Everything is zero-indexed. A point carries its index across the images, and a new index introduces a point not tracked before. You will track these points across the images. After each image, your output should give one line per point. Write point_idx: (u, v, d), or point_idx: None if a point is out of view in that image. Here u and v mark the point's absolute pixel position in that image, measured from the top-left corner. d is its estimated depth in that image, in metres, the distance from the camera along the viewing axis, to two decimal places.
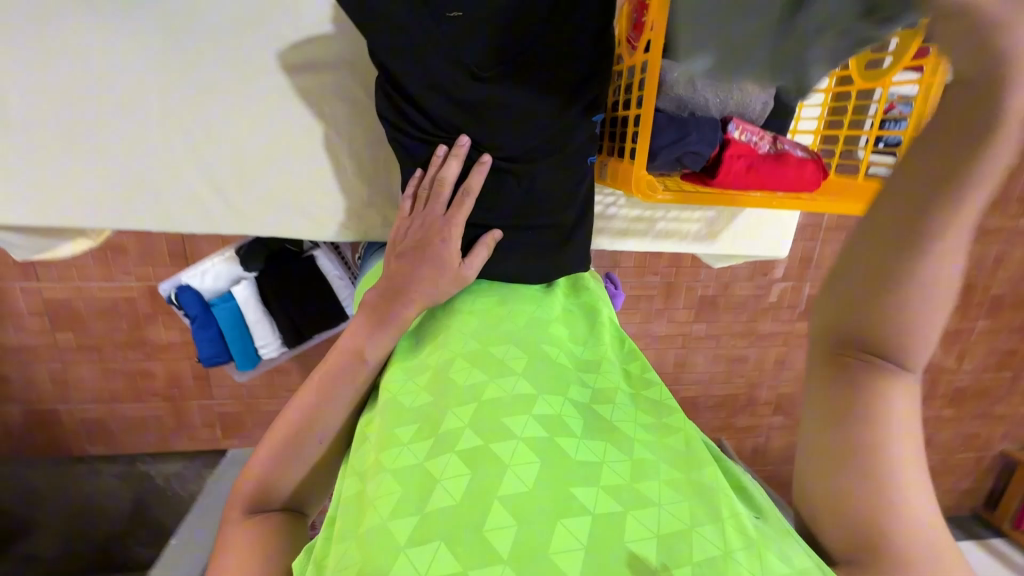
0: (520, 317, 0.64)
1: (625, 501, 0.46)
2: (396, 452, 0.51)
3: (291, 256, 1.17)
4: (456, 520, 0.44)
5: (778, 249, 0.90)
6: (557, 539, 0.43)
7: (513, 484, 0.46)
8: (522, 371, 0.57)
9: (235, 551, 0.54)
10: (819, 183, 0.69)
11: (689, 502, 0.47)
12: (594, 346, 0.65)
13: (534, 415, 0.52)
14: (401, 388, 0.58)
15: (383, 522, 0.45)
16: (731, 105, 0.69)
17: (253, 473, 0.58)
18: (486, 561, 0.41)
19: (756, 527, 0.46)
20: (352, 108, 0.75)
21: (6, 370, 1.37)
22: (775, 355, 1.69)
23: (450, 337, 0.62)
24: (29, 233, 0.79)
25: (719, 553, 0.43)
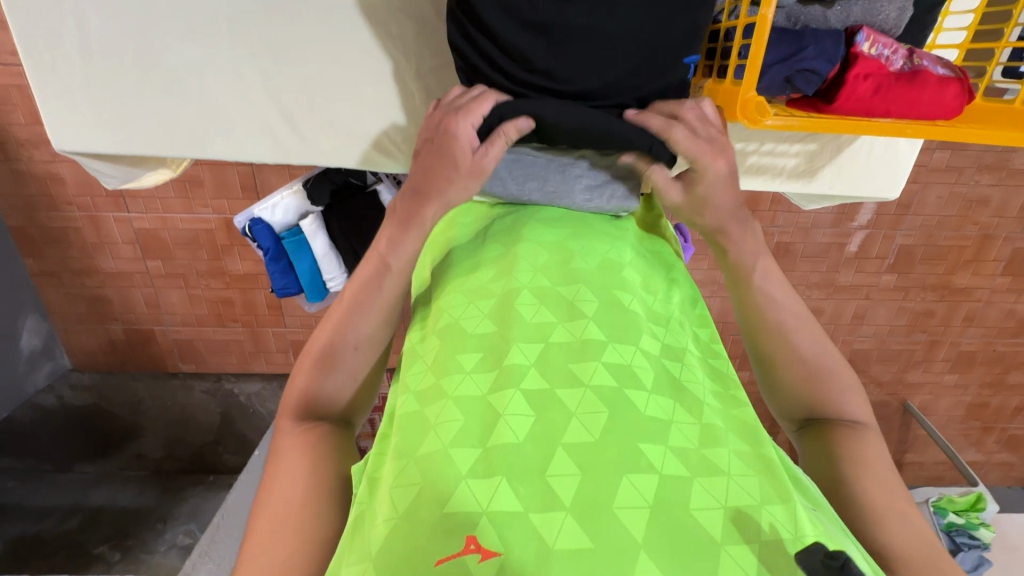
0: (594, 254, 0.57)
1: (695, 468, 0.41)
2: (459, 380, 0.46)
3: (356, 190, 1.17)
4: (518, 459, 0.40)
5: (889, 188, 0.79)
6: (623, 495, 0.39)
7: (580, 434, 0.42)
8: (593, 313, 0.51)
9: (281, 470, 0.53)
10: (959, 110, 0.59)
11: (760, 479, 0.42)
12: (667, 302, 0.58)
13: (603, 360, 0.47)
14: (464, 310, 0.52)
15: (442, 447, 0.41)
16: (857, 13, 0.57)
17: (293, 393, 0.57)
18: (549, 507, 0.38)
19: (821, 522, 0.42)
20: (420, 27, 0.70)
21: (109, 293, 1.51)
22: (855, 309, 1.56)
23: (521, 264, 0.55)
24: (117, 162, 0.82)
25: (792, 537, 0.38)
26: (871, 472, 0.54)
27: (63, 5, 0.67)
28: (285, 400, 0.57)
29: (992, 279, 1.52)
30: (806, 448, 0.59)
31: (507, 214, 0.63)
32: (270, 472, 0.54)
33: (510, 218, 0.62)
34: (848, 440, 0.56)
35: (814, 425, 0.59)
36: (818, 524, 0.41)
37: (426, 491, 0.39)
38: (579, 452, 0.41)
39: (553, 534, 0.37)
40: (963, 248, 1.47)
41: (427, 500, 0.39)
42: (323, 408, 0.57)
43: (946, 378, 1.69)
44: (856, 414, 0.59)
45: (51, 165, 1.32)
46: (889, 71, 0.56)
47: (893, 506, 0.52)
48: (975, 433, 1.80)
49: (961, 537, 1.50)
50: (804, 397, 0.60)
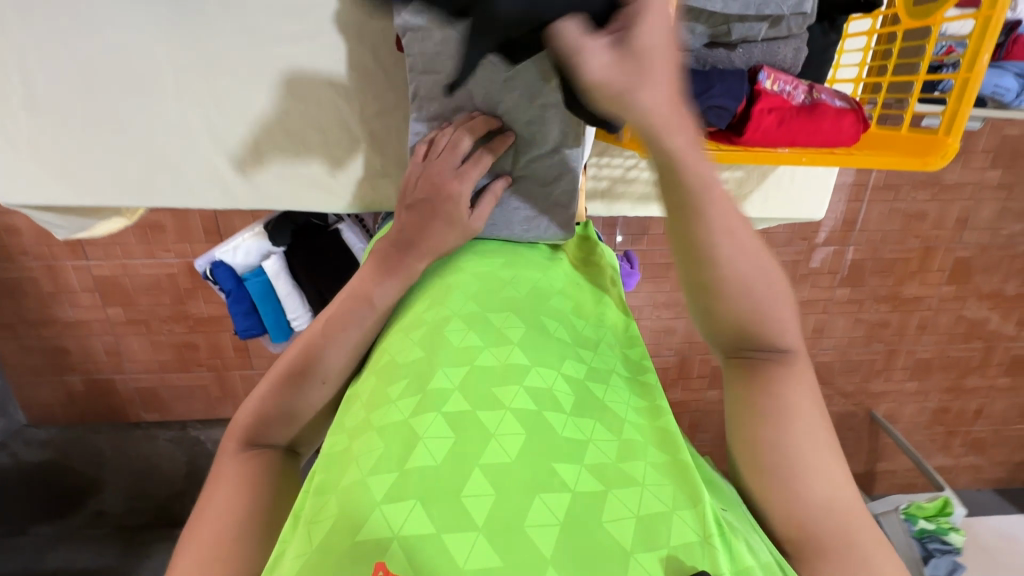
0: (522, 282, 0.60)
1: (610, 481, 0.43)
2: (384, 410, 0.48)
3: (317, 230, 1.19)
4: (434, 482, 0.41)
5: (814, 210, 0.85)
6: (536, 514, 0.40)
7: (496, 456, 0.43)
8: (517, 341, 0.53)
9: (226, 482, 0.51)
10: (857, 137, 0.64)
11: (674, 487, 0.44)
12: (598, 325, 0.60)
13: (524, 384, 0.49)
14: (397, 343, 0.54)
15: (362, 475, 0.42)
16: (757, 54, 0.63)
17: (251, 409, 0.55)
18: (462, 526, 0.39)
19: (730, 519, 0.44)
20: (361, 76, 0.73)
21: (67, 343, 1.47)
22: (813, 323, 1.62)
23: (451, 295, 0.57)
24: (67, 213, 0.82)
25: (699, 540, 0.40)
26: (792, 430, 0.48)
27: (8, 62, 0.68)
28: (239, 418, 0.55)
29: (938, 288, 1.60)
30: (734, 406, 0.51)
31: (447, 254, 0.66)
32: (217, 482, 0.52)
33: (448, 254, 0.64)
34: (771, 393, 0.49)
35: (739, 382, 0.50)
36: (727, 525, 0.43)
37: (341, 522, 0.40)
38: (495, 473, 0.42)
39: (464, 554, 0.38)
40: (908, 259, 1.55)
41: (341, 528, 0.39)
42: (271, 434, 0.54)
43: (907, 386, 1.75)
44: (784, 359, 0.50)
45: (6, 216, 1.31)
46: (792, 104, 0.61)
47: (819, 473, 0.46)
48: (941, 437, 1.86)
49: (933, 543, 1.52)
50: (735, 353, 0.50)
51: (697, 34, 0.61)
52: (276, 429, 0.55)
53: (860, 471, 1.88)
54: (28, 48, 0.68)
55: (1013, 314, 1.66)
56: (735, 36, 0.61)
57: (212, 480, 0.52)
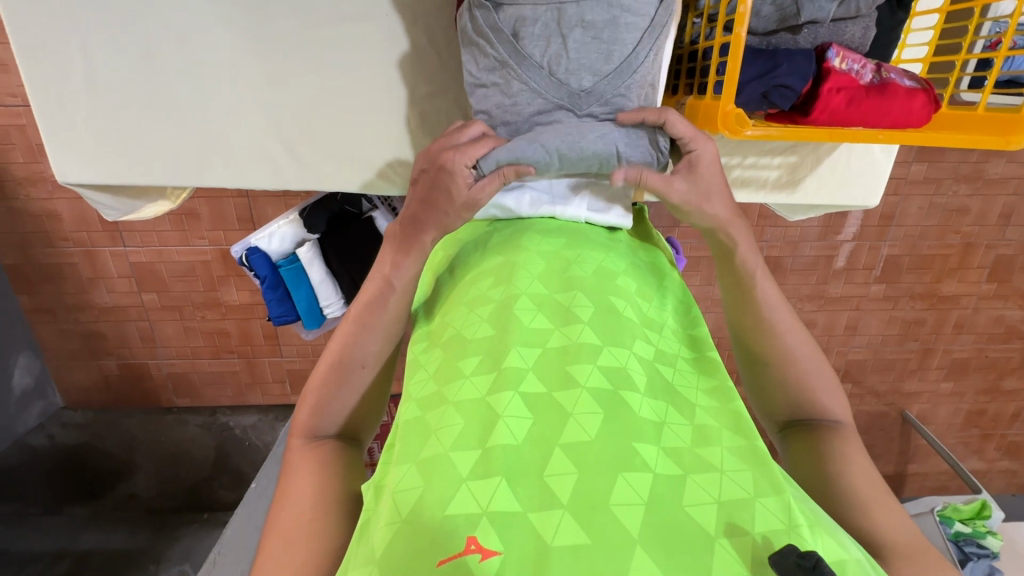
0: (589, 261, 0.59)
1: (689, 467, 0.43)
2: (458, 385, 0.48)
3: (352, 217, 1.20)
4: (517, 460, 0.42)
5: (869, 196, 0.82)
6: (620, 492, 0.40)
7: (577, 434, 0.43)
8: (588, 320, 0.52)
9: (297, 476, 0.53)
10: (928, 118, 0.62)
11: (754, 473, 0.43)
12: (662, 310, 0.59)
13: (598, 364, 0.48)
14: (465, 320, 0.54)
15: (444, 451, 0.43)
16: (825, 33, 0.60)
17: (306, 405, 0.56)
18: (548, 505, 0.39)
19: (813, 511, 0.43)
20: (412, 57, 0.72)
21: (103, 328, 1.51)
22: (846, 321, 1.59)
23: (519, 272, 0.56)
24: (119, 195, 0.83)
25: (785, 528, 0.40)
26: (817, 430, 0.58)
27: (67, 43, 0.69)
28: (297, 417, 0.57)
29: (978, 286, 1.55)
30: (787, 450, 0.60)
31: (505, 225, 0.65)
32: (286, 477, 0.54)
33: (509, 231, 0.63)
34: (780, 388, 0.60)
35: (794, 427, 0.60)
36: (812, 516, 0.42)
37: (429, 494, 0.41)
38: (575, 450, 0.42)
39: (552, 532, 0.38)
40: (947, 256, 1.50)
41: (430, 502, 0.40)
42: (330, 425, 0.57)
43: (942, 386, 1.70)
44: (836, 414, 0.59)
45: (47, 202, 1.34)
46: (860, 84, 0.60)
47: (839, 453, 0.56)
48: (975, 441, 1.81)
49: (970, 546, 1.48)
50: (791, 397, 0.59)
51: (763, 17, 0.60)
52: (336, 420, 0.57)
53: (890, 474, 1.85)
54: (88, 27, 0.69)
55: None
56: (805, 17, 0.58)
57: (285, 475, 0.54)
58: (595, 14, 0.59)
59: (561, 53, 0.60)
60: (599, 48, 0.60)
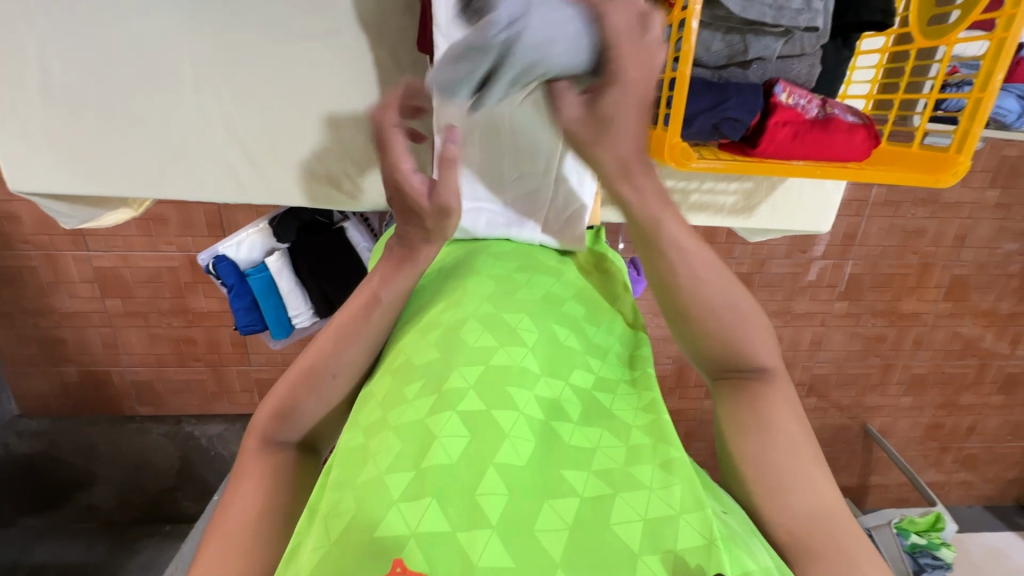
0: (536, 287, 0.60)
1: (617, 485, 0.44)
2: (401, 409, 0.48)
3: (323, 227, 1.20)
4: (449, 481, 0.42)
5: (821, 222, 0.85)
6: (545, 514, 0.41)
7: (509, 456, 0.44)
8: (530, 343, 0.53)
9: (247, 485, 0.51)
10: (869, 152, 0.65)
11: (684, 488, 0.44)
12: (607, 333, 0.60)
13: (536, 386, 0.49)
14: (413, 344, 0.55)
15: (379, 472, 0.43)
16: (772, 68, 0.63)
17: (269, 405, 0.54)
18: (474, 526, 0.40)
19: (732, 529, 0.44)
20: (379, 75, 0.73)
21: (64, 334, 1.46)
22: (811, 336, 1.63)
23: (468, 297, 0.57)
24: (77, 203, 0.82)
25: (704, 543, 0.40)
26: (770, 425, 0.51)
27: (24, 48, 0.68)
28: (256, 416, 0.55)
29: (935, 304, 1.61)
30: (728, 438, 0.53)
31: (461, 253, 0.65)
32: (236, 483, 0.52)
33: (464, 257, 0.64)
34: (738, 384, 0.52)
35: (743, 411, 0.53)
36: (729, 530, 0.43)
37: (358, 516, 0.41)
38: (507, 472, 0.43)
39: (477, 552, 0.39)
40: (906, 275, 1.56)
41: (360, 523, 0.41)
42: (290, 434, 0.54)
43: (902, 401, 1.76)
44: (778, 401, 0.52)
45: (8, 204, 1.31)
46: (805, 119, 0.62)
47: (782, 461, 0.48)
48: (934, 453, 1.87)
49: (924, 557, 1.52)
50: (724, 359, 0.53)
51: (714, 52, 0.62)
52: (295, 431, 0.54)
53: (853, 485, 1.89)
54: (47, 33, 0.68)
55: (1007, 333, 1.67)
56: (752, 54, 0.61)
57: (235, 478, 0.52)
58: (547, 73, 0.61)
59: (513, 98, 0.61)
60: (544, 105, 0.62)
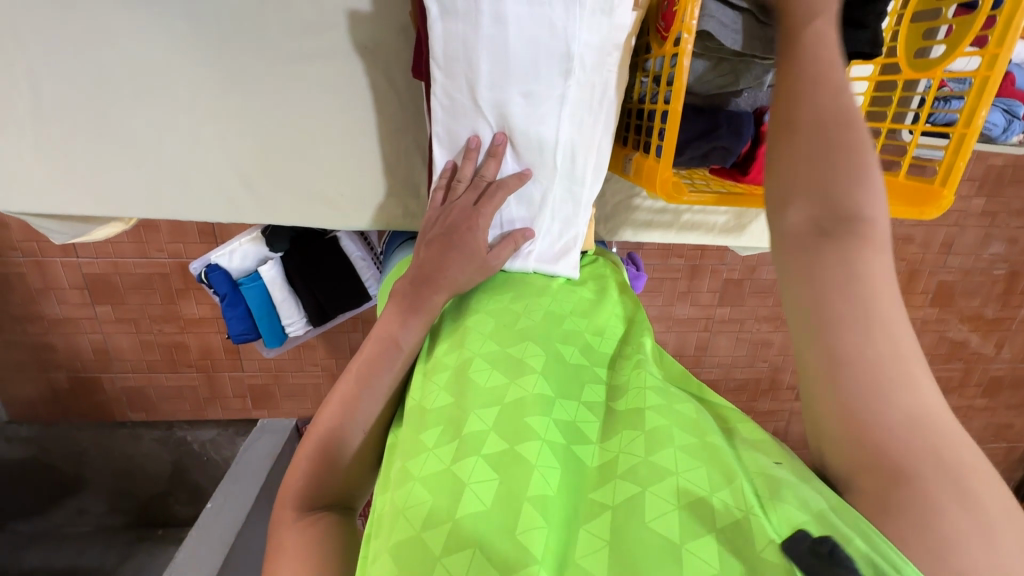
0: (535, 310, 0.62)
1: (645, 481, 0.43)
2: (424, 458, 0.49)
3: (315, 237, 1.20)
4: (485, 526, 0.42)
5: None
6: (586, 542, 0.41)
7: (540, 488, 0.44)
8: (540, 369, 0.54)
9: (292, 553, 0.47)
10: None
11: (707, 467, 0.42)
12: (614, 341, 0.61)
13: (552, 415, 0.50)
14: (425, 391, 0.56)
15: (415, 530, 0.43)
16: (763, 97, 0.64)
17: (298, 470, 0.53)
18: (519, 564, 0.39)
19: (774, 483, 0.40)
20: (374, 97, 0.73)
21: (53, 340, 1.45)
22: None
23: (470, 336, 0.59)
24: (68, 219, 0.81)
25: (741, 514, 0.38)
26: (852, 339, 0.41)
27: (14, 67, 0.67)
28: (284, 492, 0.52)
29: (921, 309, 1.64)
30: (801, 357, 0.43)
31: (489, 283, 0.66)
32: (276, 557, 0.48)
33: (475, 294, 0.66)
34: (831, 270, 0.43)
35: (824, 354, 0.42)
36: (772, 488, 0.40)
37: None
38: (542, 505, 0.43)
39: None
40: None
41: None
42: (322, 496, 0.53)
43: None
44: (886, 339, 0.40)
45: None
46: None
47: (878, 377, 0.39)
48: None
49: None
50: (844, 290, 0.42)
51: (706, 81, 0.63)
52: (328, 489, 0.53)
53: None
54: (39, 53, 0.67)
55: (992, 336, 1.71)
56: (744, 84, 0.62)
57: (273, 557, 0.48)
58: (542, 104, 0.62)
59: (511, 128, 0.63)
60: (540, 137, 0.63)
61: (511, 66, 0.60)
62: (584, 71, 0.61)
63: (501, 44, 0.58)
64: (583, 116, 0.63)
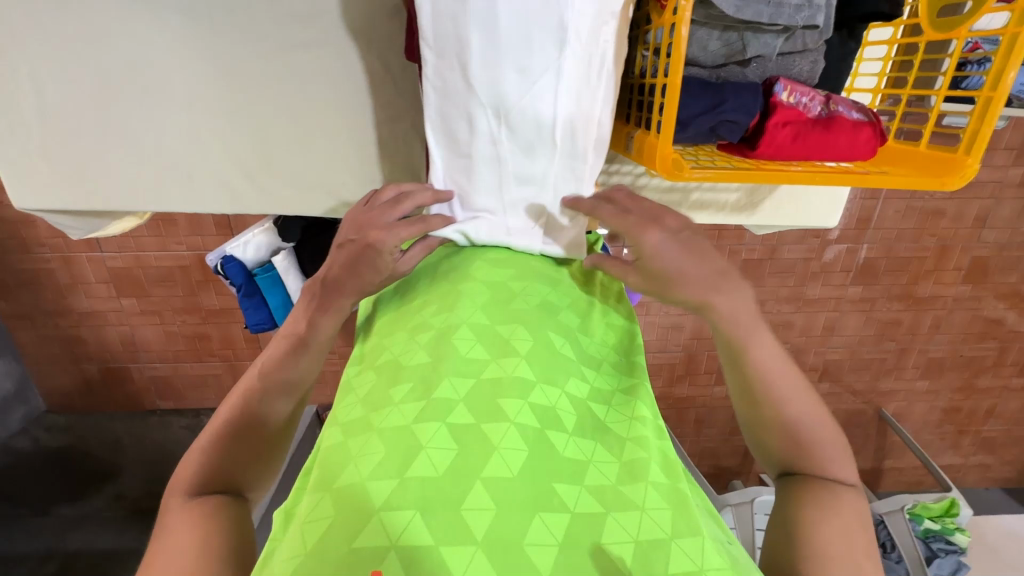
0: (532, 295, 0.61)
1: (610, 504, 0.45)
2: (387, 412, 0.49)
3: (326, 227, 1.20)
4: (434, 492, 0.42)
5: (827, 217, 0.83)
6: (533, 533, 0.42)
7: (498, 469, 0.44)
8: (525, 353, 0.53)
9: (177, 534, 0.50)
10: (874, 152, 0.63)
11: (673, 513, 0.45)
12: (600, 345, 0.61)
13: (528, 400, 0.50)
14: (404, 347, 0.55)
15: (361, 480, 0.44)
16: (771, 67, 0.61)
17: (196, 454, 0.56)
18: (461, 541, 0.40)
19: (727, 551, 0.46)
20: (371, 82, 0.72)
21: (84, 333, 1.51)
22: (823, 322, 1.61)
23: (460, 300, 0.58)
24: (81, 215, 0.83)
25: (694, 570, 0.42)
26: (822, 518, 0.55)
27: (18, 66, 0.68)
28: (179, 474, 0.55)
29: (953, 287, 1.57)
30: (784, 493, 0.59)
31: (453, 253, 0.65)
32: (162, 535, 0.51)
33: (457, 257, 0.64)
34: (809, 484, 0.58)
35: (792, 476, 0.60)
36: (725, 556, 0.45)
37: (340, 523, 0.41)
38: (495, 487, 0.43)
39: (460, 568, 0.39)
40: (923, 258, 1.52)
41: (339, 533, 0.41)
42: (221, 479, 0.55)
43: (918, 384, 1.73)
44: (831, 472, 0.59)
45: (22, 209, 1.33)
46: (807, 118, 0.60)
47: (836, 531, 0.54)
48: (951, 436, 1.84)
49: (937, 542, 1.52)
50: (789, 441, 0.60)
51: (710, 51, 0.60)
52: (220, 477, 0.55)
53: (866, 468, 1.89)
54: (39, 50, 0.68)
55: None
56: (750, 53, 0.58)
57: (158, 535, 0.51)
58: (536, 78, 0.59)
59: (505, 107, 0.61)
60: (536, 114, 0.61)
61: (502, 41, 0.57)
62: (579, 42, 0.58)
63: (489, 17, 0.56)
64: (580, 89, 0.61)
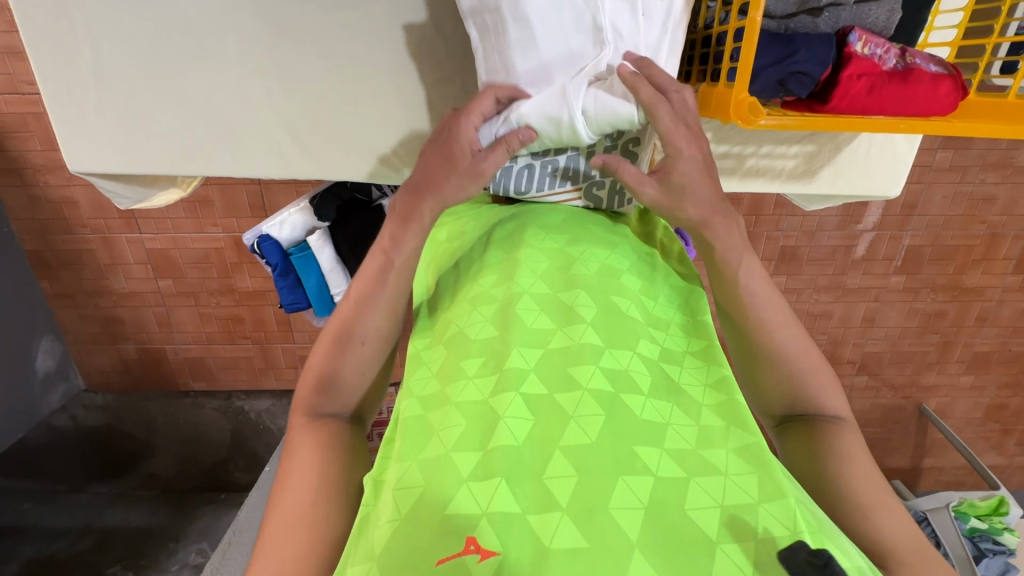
0: (593, 259, 0.58)
1: (692, 469, 0.42)
2: (461, 384, 0.48)
3: (362, 205, 1.19)
4: (516, 462, 0.41)
5: (889, 186, 0.79)
6: (618, 497, 0.40)
7: (577, 437, 0.43)
8: (592, 320, 0.51)
9: (302, 453, 0.54)
10: (955, 106, 0.59)
11: (760, 476, 0.42)
12: (667, 306, 0.59)
13: (600, 365, 0.48)
14: (467, 318, 0.54)
15: (445, 451, 0.43)
16: (847, 15, 0.58)
17: (312, 375, 0.58)
18: (546, 508, 0.39)
19: (816, 519, 0.42)
20: (419, 42, 0.71)
21: (121, 313, 1.53)
22: (864, 312, 1.55)
23: (522, 269, 0.56)
24: (129, 183, 0.83)
25: (787, 534, 0.39)
26: (847, 461, 0.55)
27: (78, 28, 0.69)
28: (300, 391, 0.58)
29: (1003, 278, 1.50)
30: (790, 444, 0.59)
31: (509, 218, 0.64)
32: (290, 452, 0.56)
33: (513, 224, 0.62)
34: (826, 433, 0.57)
35: (794, 423, 0.59)
36: (814, 523, 0.41)
37: (427, 494, 0.41)
38: (576, 454, 0.42)
39: (549, 535, 0.38)
40: (972, 246, 1.45)
41: (428, 504, 0.40)
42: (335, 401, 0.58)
43: (961, 380, 1.66)
44: (835, 408, 0.58)
45: (65, 189, 1.36)
46: (883, 70, 0.57)
47: (860, 472, 0.54)
48: (995, 435, 1.77)
49: (985, 542, 1.44)
50: (786, 392, 0.59)
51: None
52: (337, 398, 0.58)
53: (905, 467, 1.82)
54: (98, 11, 0.68)
55: None
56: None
57: (286, 451, 0.55)
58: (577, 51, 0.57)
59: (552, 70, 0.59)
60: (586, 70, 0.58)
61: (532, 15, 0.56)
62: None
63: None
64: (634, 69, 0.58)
